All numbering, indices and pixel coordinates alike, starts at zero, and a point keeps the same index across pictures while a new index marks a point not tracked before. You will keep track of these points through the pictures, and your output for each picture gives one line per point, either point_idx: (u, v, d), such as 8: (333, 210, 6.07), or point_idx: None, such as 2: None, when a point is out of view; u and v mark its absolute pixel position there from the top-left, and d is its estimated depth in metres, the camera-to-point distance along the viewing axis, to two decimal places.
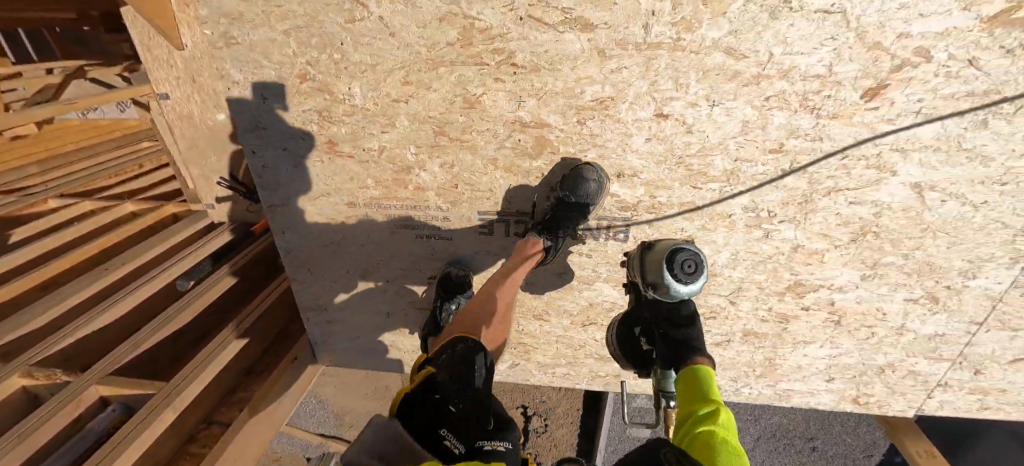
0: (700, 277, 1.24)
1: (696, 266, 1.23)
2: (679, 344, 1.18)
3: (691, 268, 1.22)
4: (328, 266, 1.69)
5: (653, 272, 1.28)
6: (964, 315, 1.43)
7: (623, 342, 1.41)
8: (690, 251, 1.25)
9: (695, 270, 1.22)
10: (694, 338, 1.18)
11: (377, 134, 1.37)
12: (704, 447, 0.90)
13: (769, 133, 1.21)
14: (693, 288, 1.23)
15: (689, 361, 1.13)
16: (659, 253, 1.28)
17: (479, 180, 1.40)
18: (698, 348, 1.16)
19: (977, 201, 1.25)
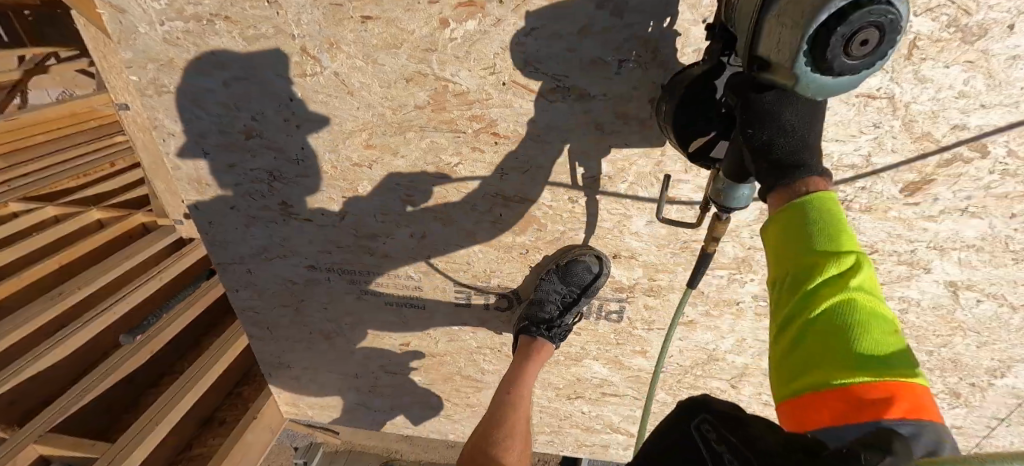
0: (879, 57, 0.55)
1: (877, 41, 0.54)
2: (767, 165, 0.68)
3: (867, 46, 0.54)
4: (289, 325, 1.52)
5: (775, 38, 0.59)
6: (986, 411, 1.31)
7: (682, 110, 0.80)
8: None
9: (871, 50, 0.54)
10: (806, 143, 0.68)
11: (337, 198, 1.19)
12: (841, 398, 0.54)
13: None
14: (862, 71, 0.57)
15: (792, 189, 0.66)
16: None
17: (455, 252, 1.22)
18: (809, 167, 0.68)
19: (1018, 303, 1.10)
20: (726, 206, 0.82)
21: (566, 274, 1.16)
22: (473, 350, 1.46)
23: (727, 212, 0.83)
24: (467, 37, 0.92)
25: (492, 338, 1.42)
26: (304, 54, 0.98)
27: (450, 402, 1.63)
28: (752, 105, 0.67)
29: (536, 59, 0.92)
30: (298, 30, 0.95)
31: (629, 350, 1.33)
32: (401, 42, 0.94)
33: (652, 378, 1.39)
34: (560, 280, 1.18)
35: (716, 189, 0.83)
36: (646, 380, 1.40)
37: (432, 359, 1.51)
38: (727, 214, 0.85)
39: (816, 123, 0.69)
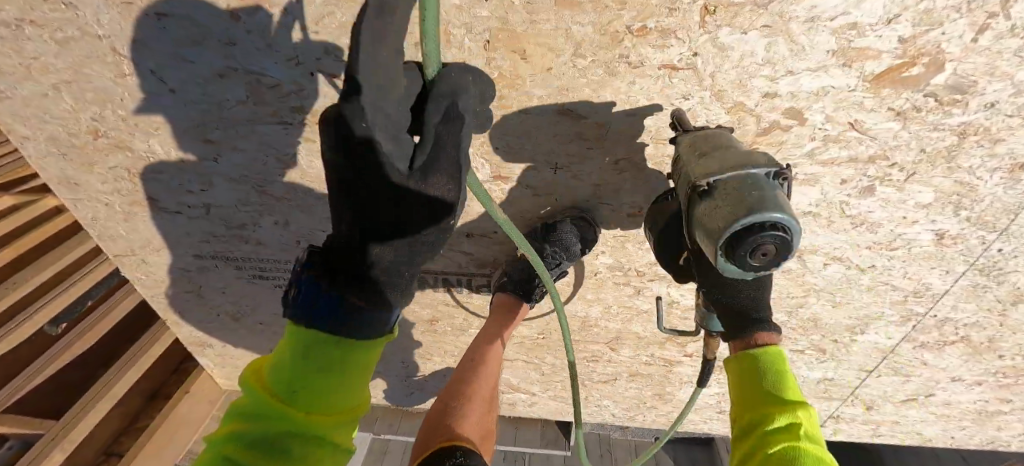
0: (782, 258, 0.70)
1: (777, 253, 0.69)
2: (732, 313, 0.91)
3: (768, 254, 0.69)
4: (196, 307, 1.59)
5: (706, 214, 0.72)
6: (853, 363, 1.35)
7: (659, 237, 0.94)
8: (768, 221, 0.66)
9: (772, 256, 0.70)
10: (761, 304, 0.90)
11: (196, 192, 1.22)
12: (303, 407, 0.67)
13: (622, 197, 1.04)
14: (764, 270, 0.72)
15: (748, 339, 0.90)
16: (735, 199, 0.69)
17: (319, 237, 1.26)
18: (763, 321, 0.90)
19: (864, 265, 1.10)
20: (708, 327, 1.01)
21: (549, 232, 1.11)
22: None
23: (710, 333, 1.03)
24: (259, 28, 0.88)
25: None
26: (115, 53, 0.96)
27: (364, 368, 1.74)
28: (713, 274, 0.87)
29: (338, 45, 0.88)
30: (99, 28, 0.93)
31: None
32: (205, 38, 0.92)
33: (536, 344, 1.45)
34: (545, 239, 1.14)
35: (699, 315, 1.03)
36: (531, 345, 1.46)
37: None
38: (715, 334, 1.03)
39: (766, 287, 0.90)
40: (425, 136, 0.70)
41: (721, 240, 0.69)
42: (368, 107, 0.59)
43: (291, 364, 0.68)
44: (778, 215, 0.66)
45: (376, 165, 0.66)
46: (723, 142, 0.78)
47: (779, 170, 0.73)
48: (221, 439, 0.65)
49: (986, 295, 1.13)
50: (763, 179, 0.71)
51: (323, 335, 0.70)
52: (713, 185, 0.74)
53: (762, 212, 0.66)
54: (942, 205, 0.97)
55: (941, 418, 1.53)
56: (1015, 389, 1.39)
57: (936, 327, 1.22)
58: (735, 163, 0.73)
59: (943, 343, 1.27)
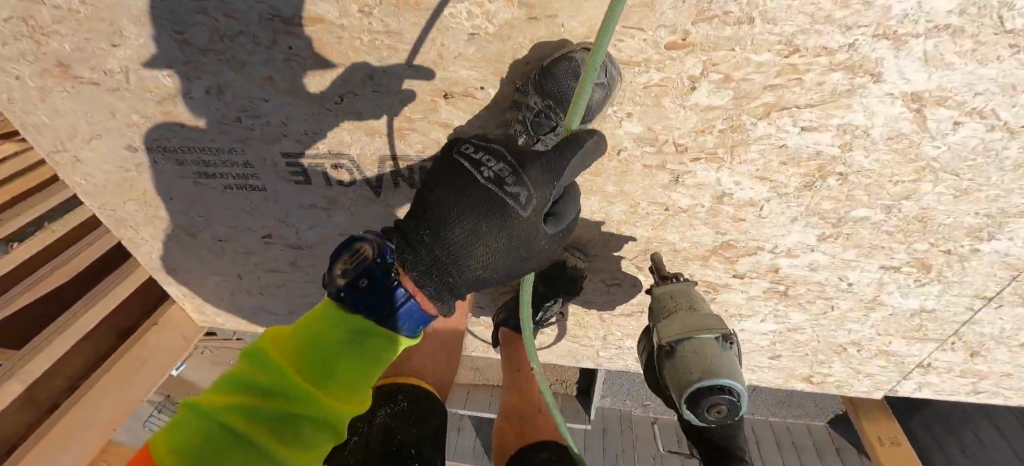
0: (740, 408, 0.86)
1: (730, 410, 0.86)
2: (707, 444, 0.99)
3: (720, 411, 0.86)
4: (146, 224, 1.34)
5: (676, 374, 0.88)
6: (967, 287, 1.00)
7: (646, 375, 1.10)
8: (721, 385, 0.83)
9: (727, 412, 0.86)
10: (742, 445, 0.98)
11: (108, 49, 0.95)
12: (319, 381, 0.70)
13: (659, 16, 0.72)
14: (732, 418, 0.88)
15: None
16: (704, 360, 0.85)
17: (263, 109, 0.98)
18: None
19: (1016, 123, 0.75)
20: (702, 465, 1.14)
21: (543, 81, 0.78)
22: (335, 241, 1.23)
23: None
24: None
25: (353, 224, 1.17)
26: None
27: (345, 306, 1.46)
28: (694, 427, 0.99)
29: None
30: None
31: None
32: None
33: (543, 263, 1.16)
34: (539, 94, 0.80)
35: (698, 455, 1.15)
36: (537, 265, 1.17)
37: (301, 253, 1.29)
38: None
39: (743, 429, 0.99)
40: (572, 202, 0.81)
41: (685, 392, 0.85)
42: (548, 169, 0.74)
43: (315, 345, 0.71)
44: (734, 383, 0.83)
45: (506, 199, 0.74)
46: (693, 304, 0.93)
47: (726, 333, 0.88)
48: (235, 378, 0.67)
49: None
50: (718, 346, 0.87)
51: (353, 323, 0.74)
52: (674, 345, 0.90)
53: (715, 378, 0.83)
54: None
55: None
56: None
57: None
58: (704, 324, 0.88)
59: None
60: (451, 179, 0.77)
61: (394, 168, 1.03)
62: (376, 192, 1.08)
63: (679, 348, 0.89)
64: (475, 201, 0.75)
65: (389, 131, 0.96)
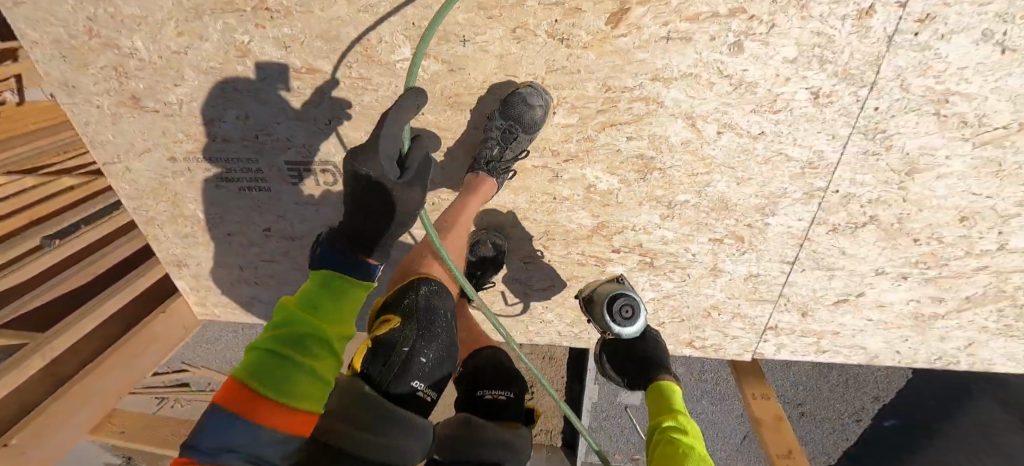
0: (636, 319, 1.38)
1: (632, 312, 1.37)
2: (640, 370, 1.33)
3: (628, 310, 1.37)
4: (174, 221, 1.73)
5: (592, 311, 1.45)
6: (773, 254, 1.40)
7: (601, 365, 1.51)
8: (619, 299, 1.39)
9: (629, 314, 1.37)
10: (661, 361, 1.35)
11: (171, 87, 1.40)
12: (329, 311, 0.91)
13: (525, 67, 1.18)
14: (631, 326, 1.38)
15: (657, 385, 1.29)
16: (609, 291, 1.43)
17: (275, 130, 1.42)
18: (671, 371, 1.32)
19: (754, 132, 1.19)
20: None
21: (506, 108, 1.17)
22: (320, 231, 1.63)
23: None
24: None
25: (334, 216, 1.58)
26: None
27: None
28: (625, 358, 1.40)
29: None
30: None
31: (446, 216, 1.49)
32: None
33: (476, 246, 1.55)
34: (504, 119, 1.19)
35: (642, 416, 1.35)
36: None
37: (293, 242, 1.69)
38: None
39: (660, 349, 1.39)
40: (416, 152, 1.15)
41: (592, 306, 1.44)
42: (373, 149, 1.05)
43: (315, 297, 0.92)
44: (621, 293, 1.39)
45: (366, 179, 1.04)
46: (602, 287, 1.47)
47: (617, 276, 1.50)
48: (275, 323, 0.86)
49: (880, 163, 1.20)
50: (614, 286, 1.45)
51: (330, 275, 0.97)
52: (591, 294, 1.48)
53: (611, 292, 1.41)
54: (807, 60, 1.08)
55: (881, 329, 1.54)
56: (942, 285, 1.41)
57: (843, 206, 1.29)
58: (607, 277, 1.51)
59: (855, 226, 1.32)
60: (359, 204, 1.05)
61: None
62: None
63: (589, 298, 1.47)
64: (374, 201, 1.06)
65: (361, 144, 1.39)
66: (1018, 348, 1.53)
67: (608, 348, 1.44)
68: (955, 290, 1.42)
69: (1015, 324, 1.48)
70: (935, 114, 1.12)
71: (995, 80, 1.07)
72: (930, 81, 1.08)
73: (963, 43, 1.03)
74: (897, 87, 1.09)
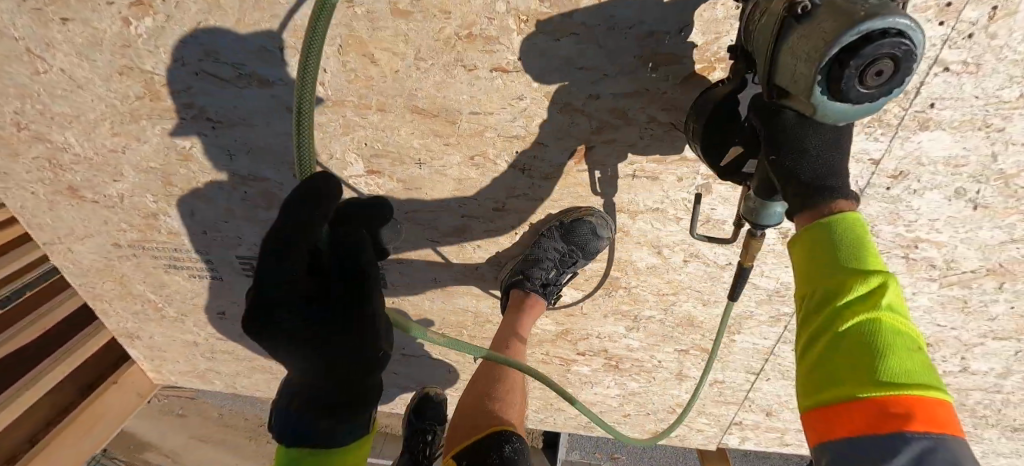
0: (895, 85, 0.57)
1: (893, 69, 0.56)
2: (801, 192, 0.67)
3: (882, 77, 0.56)
4: (122, 299, 1.65)
5: (789, 66, 0.62)
6: (739, 365, 1.38)
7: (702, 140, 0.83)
8: (890, 30, 0.54)
9: (886, 77, 0.56)
10: (835, 168, 0.68)
11: (110, 182, 1.30)
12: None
13: (485, 192, 1.12)
14: (879, 99, 0.59)
15: (821, 208, 0.66)
16: (838, 16, 0.56)
17: (225, 227, 1.34)
18: (837, 187, 0.67)
19: (722, 263, 1.16)
20: (760, 224, 0.81)
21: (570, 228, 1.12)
22: None
23: (761, 229, 0.83)
24: (152, 33, 1.01)
25: None
26: (29, 53, 1.06)
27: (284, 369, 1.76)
28: (776, 125, 0.71)
29: (212, 48, 1.01)
30: (13, 31, 1.03)
31: (407, 313, 1.45)
32: (107, 43, 1.03)
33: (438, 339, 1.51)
34: (563, 239, 1.15)
35: (748, 208, 0.82)
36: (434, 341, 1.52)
37: None
38: (761, 232, 0.84)
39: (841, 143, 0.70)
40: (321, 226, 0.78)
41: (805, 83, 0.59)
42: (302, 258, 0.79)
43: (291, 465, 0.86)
44: (896, 19, 0.53)
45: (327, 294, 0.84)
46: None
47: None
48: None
49: None
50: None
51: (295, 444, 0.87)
52: (819, 1, 0.60)
53: (881, 13, 0.53)
54: None
55: None
56: None
57: None
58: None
59: None
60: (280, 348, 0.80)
61: None
62: None
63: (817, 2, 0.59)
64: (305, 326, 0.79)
65: None
66: (975, 448, 1.56)
67: (711, 111, 0.80)
68: None
69: (973, 430, 1.50)
70: (904, 257, 1.10)
71: (966, 231, 1.04)
72: (899, 229, 1.05)
73: (935, 198, 1.00)
74: (866, 232, 1.06)
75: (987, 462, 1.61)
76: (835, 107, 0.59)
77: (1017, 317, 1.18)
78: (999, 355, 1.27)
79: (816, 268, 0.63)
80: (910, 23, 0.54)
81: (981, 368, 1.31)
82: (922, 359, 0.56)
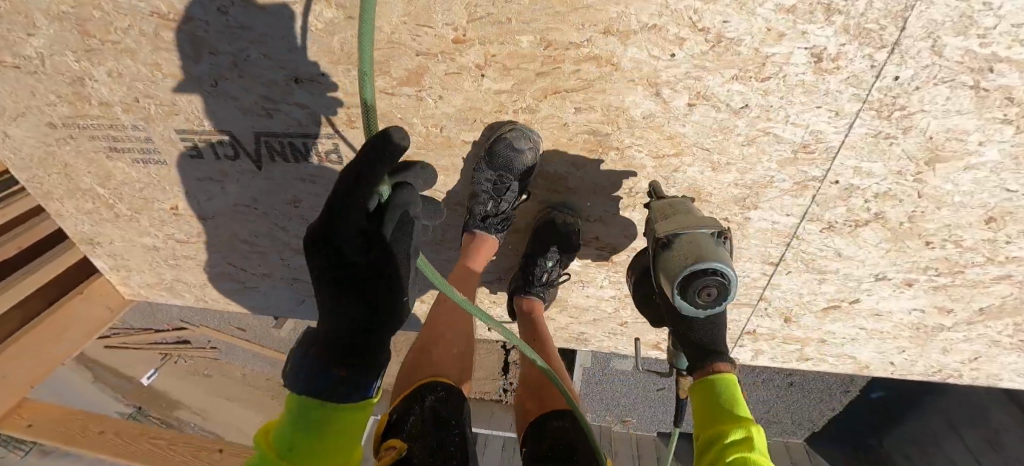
0: (725, 301, 0.85)
1: (720, 293, 0.84)
2: (693, 349, 0.88)
3: (712, 294, 0.84)
4: (73, 195, 1.52)
5: (664, 272, 0.89)
6: (754, 254, 1.17)
7: (636, 275, 1.09)
8: (712, 268, 0.82)
9: (716, 296, 0.85)
10: (717, 337, 0.88)
11: (24, 38, 1.13)
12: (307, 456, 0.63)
13: (440, 16, 0.91)
14: (721, 307, 0.87)
15: (706, 369, 0.85)
16: (689, 246, 0.86)
17: (157, 92, 1.17)
18: (722, 350, 0.87)
19: (737, 107, 0.93)
20: (676, 363, 1.08)
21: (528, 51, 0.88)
22: (231, 212, 1.41)
23: (680, 365, 1.07)
24: None
25: (242, 195, 1.35)
26: None
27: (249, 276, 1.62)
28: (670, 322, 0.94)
29: None
30: None
31: None
32: None
33: None
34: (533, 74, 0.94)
35: (670, 349, 1.09)
36: None
37: (205, 222, 1.47)
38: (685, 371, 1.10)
39: (721, 321, 0.90)
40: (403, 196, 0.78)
41: (674, 281, 0.85)
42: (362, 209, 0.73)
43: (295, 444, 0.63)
44: (714, 263, 0.82)
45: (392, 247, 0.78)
46: (686, 208, 0.93)
47: (718, 228, 0.90)
48: None
49: (894, 148, 0.95)
50: (708, 236, 0.87)
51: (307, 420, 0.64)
52: (670, 237, 0.90)
53: (705, 260, 0.82)
54: (809, 9, 0.79)
55: (873, 338, 1.35)
56: (952, 293, 1.20)
57: (843, 201, 1.04)
58: (695, 222, 0.89)
59: (855, 224, 1.08)
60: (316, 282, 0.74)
61: (269, 144, 1.21)
62: (257, 166, 1.27)
63: (676, 238, 0.89)
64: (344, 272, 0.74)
65: (257, 110, 1.14)
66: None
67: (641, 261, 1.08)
68: (968, 301, 1.22)
69: None
70: (972, 87, 0.86)
71: None
72: (971, 42, 0.81)
73: None
74: (927, 49, 0.82)
75: None
76: (693, 309, 0.86)
77: None
78: None
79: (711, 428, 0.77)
80: (727, 266, 0.83)
81: None
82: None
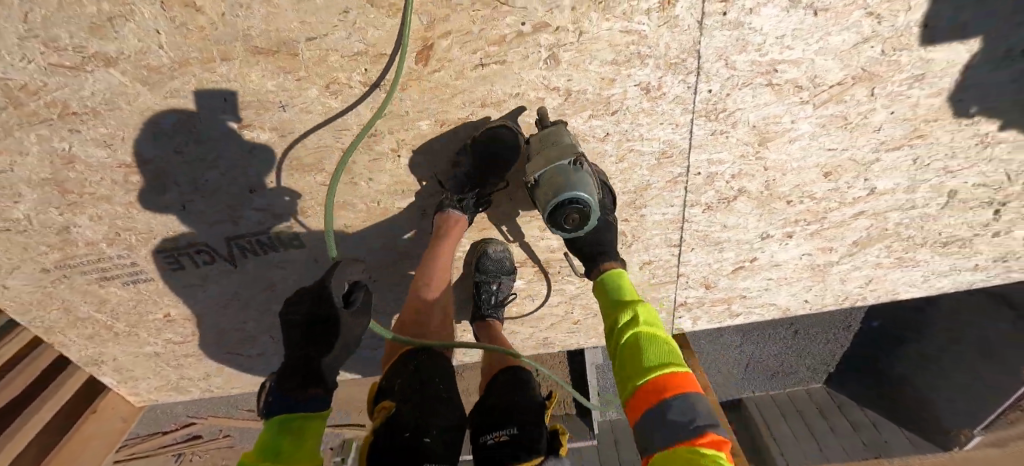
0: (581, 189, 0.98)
1: (582, 219, 1.00)
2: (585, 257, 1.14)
3: (574, 217, 0.99)
4: (73, 326, 1.67)
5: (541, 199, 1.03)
6: (658, 241, 1.41)
7: None
8: (572, 197, 0.97)
9: (579, 220, 1.00)
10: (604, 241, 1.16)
11: (11, 205, 1.31)
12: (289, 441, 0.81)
13: (352, 120, 1.14)
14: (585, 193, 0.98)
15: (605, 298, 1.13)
16: (553, 180, 1.00)
17: (134, 224, 1.36)
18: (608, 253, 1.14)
19: (601, 135, 1.17)
20: None
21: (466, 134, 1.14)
22: (220, 306, 1.60)
23: None
24: None
25: (226, 291, 1.55)
26: None
27: (247, 358, 1.80)
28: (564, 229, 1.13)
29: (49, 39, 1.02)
30: None
31: None
32: None
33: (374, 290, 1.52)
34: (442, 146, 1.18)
35: None
36: None
37: (198, 321, 1.66)
38: None
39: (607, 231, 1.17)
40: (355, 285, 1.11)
41: (547, 202, 0.99)
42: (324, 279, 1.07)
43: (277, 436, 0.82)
44: (573, 188, 0.97)
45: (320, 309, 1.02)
46: (556, 139, 1.04)
47: (575, 156, 1.01)
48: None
49: (731, 139, 1.20)
50: (571, 169, 1.01)
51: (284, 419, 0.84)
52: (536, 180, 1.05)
53: (565, 188, 0.97)
54: (626, 59, 1.05)
55: (782, 284, 1.59)
56: (827, 235, 1.46)
57: (710, 185, 1.29)
58: (561, 153, 1.01)
59: (727, 201, 1.33)
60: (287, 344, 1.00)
61: (238, 245, 1.40)
62: (233, 265, 1.46)
63: (544, 174, 1.03)
64: (308, 321, 1.00)
65: (223, 220, 1.34)
66: (914, 273, 1.62)
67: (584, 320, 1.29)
68: (840, 238, 1.47)
69: (905, 254, 1.55)
70: (768, 84, 1.11)
71: (817, 41, 1.06)
72: (753, 56, 1.07)
73: (772, 13, 1.01)
74: (722, 67, 1.08)
75: (929, 286, 1.67)
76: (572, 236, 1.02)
77: (898, 122, 1.22)
78: (899, 168, 1.31)
79: (609, 310, 1.03)
80: (586, 194, 0.98)
81: (887, 187, 1.36)
82: (669, 349, 0.88)
